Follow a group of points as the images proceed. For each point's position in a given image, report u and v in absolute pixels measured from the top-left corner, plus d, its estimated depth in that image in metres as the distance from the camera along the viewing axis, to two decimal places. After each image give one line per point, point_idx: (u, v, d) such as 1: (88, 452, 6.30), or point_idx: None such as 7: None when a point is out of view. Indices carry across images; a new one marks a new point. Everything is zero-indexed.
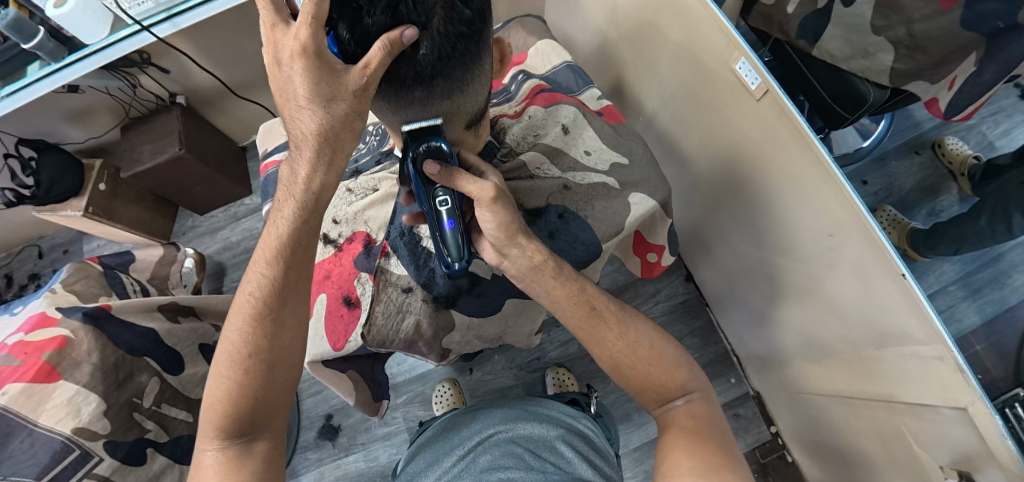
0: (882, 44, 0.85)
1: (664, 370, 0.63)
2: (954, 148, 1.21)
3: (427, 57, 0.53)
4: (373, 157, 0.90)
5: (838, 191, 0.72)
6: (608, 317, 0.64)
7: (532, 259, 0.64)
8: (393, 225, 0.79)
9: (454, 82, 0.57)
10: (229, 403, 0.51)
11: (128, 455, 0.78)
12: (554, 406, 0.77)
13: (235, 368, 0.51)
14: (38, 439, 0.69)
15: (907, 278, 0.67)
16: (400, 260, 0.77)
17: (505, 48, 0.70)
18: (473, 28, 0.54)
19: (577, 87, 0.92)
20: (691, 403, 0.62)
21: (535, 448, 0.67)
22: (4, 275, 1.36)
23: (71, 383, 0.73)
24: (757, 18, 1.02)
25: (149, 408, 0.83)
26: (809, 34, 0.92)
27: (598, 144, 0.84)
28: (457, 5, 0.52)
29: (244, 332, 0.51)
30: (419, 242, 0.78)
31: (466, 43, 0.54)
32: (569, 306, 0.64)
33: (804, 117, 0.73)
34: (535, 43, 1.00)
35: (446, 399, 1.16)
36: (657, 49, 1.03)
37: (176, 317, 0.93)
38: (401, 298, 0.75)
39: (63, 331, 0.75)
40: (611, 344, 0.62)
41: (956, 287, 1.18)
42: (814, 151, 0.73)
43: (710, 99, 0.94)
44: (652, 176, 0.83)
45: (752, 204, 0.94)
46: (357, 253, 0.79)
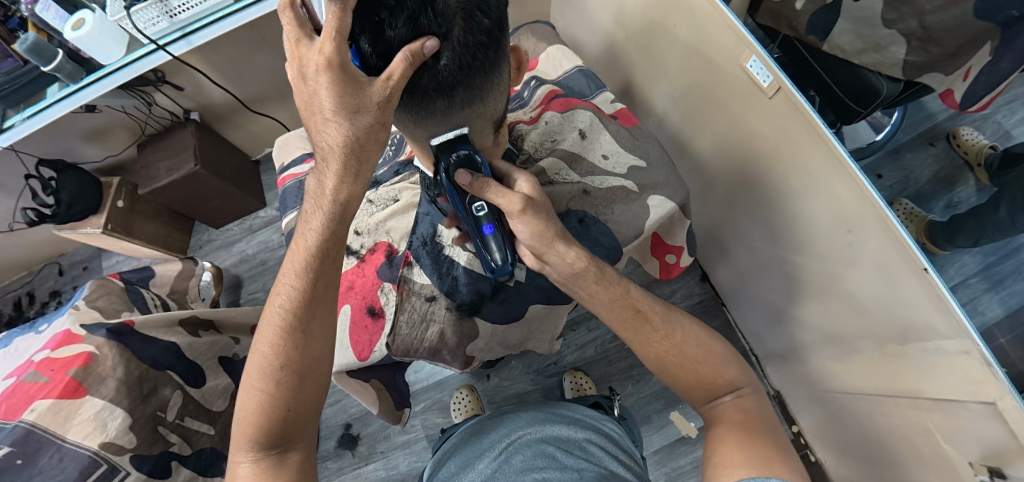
0: (893, 37, 0.84)
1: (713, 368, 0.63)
2: (970, 138, 1.20)
3: (447, 67, 0.53)
4: (391, 168, 0.91)
5: (855, 186, 0.72)
6: (651, 317, 0.64)
7: (572, 265, 0.64)
8: (415, 234, 0.79)
9: (474, 91, 0.58)
10: (262, 415, 0.51)
11: (155, 468, 0.78)
12: (578, 409, 0.77)
13: (266, 380, 0.51)
14: (67, 454, 0.70)
15: (929, 272, 0.66)
16: (423, 269, 0.77)
17: (521, 55, 0.70)
18: (492, 37, 0.54)
19: (591, 91, 0.92)
20: (740, 397, 0.62)
21: (566, 448, 0.66)
22: (25, 293, 1.38)
23: (97, 398, 0.75)
24: (765, 15, 1.02)
25: (172, 421, 0.83)
26: (819, 30, 0.92)
27: (615, 148, 0.84)
28: (477, 15, 0.52)
29: (274, 345, 0.52)
30: (442, 251, 0.78)
31: (485, 52, 0.55)
32: (614, 309, 0.64)
33: (820, 112, 0.73)
34: (545, 49, 1.00)
35: (464, 406, 1.16)
36: (666, 50, 1.03)
37: (197, 331, 0.94)
38: (424, 307, 0.76)
39: (87, 348, 0.77)
40: (656, 343, 0.63)
41: (977, 279, 1.16)
42: (830, 147, 0.73)
43: (721, 97, 0.94)
44: (670, 178, 0.83)
45: (767, 202, 0.94)
46: (380, 264, 0.80)
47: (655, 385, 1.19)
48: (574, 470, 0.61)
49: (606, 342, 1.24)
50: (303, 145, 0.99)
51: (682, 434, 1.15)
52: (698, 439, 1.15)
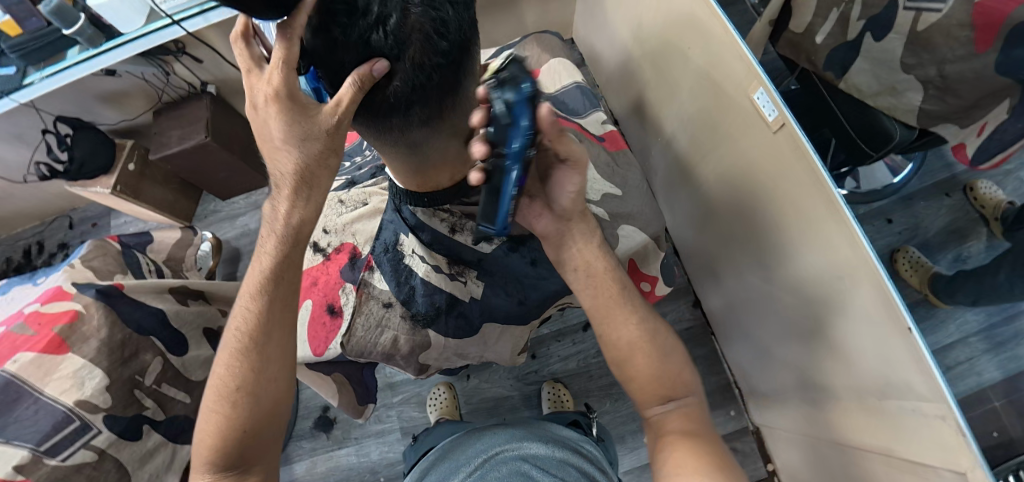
0: (911, 82, 0.81)
1: (665, 368, 0.63)
2: (987, 192, 1.16)
3: (401, 89, 0.51)
4: (369, 169, 0.91)
5: (849, 235, 0.70)
6: (627, 308, 0.66)
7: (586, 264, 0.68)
8: (378, 240, 0.81)
9: (433, 111, 0.55)
10: (219, 437, 0.53)
11: (126, 429, 0.80)
12: (558, 430, 0.78)
13: (224, 402, 0.53)
14: (43, 407, 0.72)
15: (912, 333, 0.64)
16: (383, 275, 0.79)
17: (497, 72, 0.67)
18: (451, 58, 0.51)
19: (583, 110, 0.91)
20: (687, 407, 0.61)
21: (543, 466, 0.67)
22: (36, 243, 1.43)
23: (78, 356, 0.77)
24: (786, 46, 1.00)
25: (150, 386, 0.85)
26: (838, 67, 0.90)
27: (592, 173, 0.83)
28: (433, 37, 0.49)
29: (231, 366, 0.54)
30: (401, 260, 0.79)
31: (444, 74, 0.52)
32: (596, 294, 0.66)
33: (819, 154, 0.72)
34: (547, 60, 0.98)
35: (440, 403, 1.17)
36: (679, 71, 1.02)
37: (186, 300, 0.97)
38: (380, 312, 0.77)
39: (75, 306, 0.79)
40: (626, 331, 0.64)
41: (978, 339, 1.12)
42: (824, 189, 0.72)
43: (725, 125, 0.93)
44: (644, 209, 0.85)
45: (761, 237, 0.93)
46: (342, 264, 0.82)
47: (633, 406, 1.19)
48: None
49: (590, 356, 1.24)
50: None
51: None
52: None
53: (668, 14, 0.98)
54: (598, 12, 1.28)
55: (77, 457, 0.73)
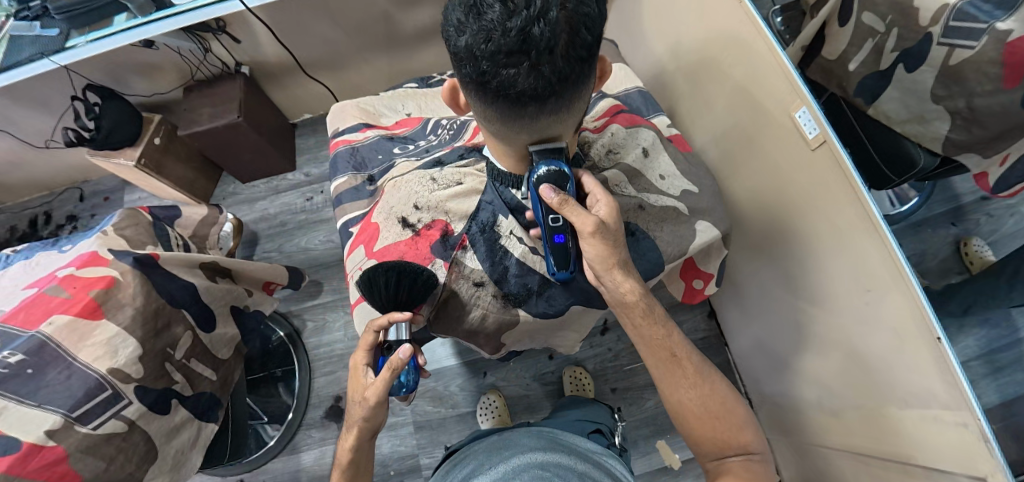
0: (939, 112, 0.86)
1: (727, 427, 0.66)
2: (978, 250, 1.22)
3: (549, 77, 0.55)
4: (455, 151, 0.91)
5: (882, 246, 0.74)
6: (686, 365, 0.70)
7: (624, 296, 0.72)
8: (475, 219, 0.81)
9: (565, 99, 0.59)
10: None
11: (156, 402, 0.77)
12: (583, 447, 0.78)
13: None
14: (76, 372, 0.70)
15: (941, 342, 0.68)
16: (476, 254, 0.80)
17: (605, 65, 0.69)
18: (590, 52, 0.56)
19: (649, 112, 0.96)
20: (748, 461, 0.64)
21: (563, 475, 0.67)
22: (43, 212, 1.39)
23: (113, 323, 0.75)
24: (817, 71, 1.06)
25: (179, 360, 0.83)
26: (868, 94, 0.95)
27: (673, 169, 0.87)
28: (583, 32, 0.54)
29: None
30: (497, 241, 0.80)
31: (582, 66, 0.57)
32: (652, 349, 0.71)
33: (856, 168, 0.76)
34: (610, 66, 1.06)
35: (492, 412, 1.18)
36: (715, 86, 1.07)
37: (215, 277, 0.96)
38: (471, 290, 0.79)
39: (112, 272, 0.78)
40: (684, 391, 0.68)
41: (978, 363, 1.18)
42: (862, 202, 0.76)
43: (759, 139, 0.97)
44: (716, 207, 0.87)
45: (786, 249, 0.97)
46: (433, 240, 0.81)
47: (647, 411, 1.21)
48: None
49: (607, 360, 1.26)
50: (359, 114, 1.04)
51: (666, 464, 1.16)
52: (682, 471, 1.16)
53: (710, 30, 1.02)
54: (633, 25, 1.33)
55: (108, 425, 0.71)
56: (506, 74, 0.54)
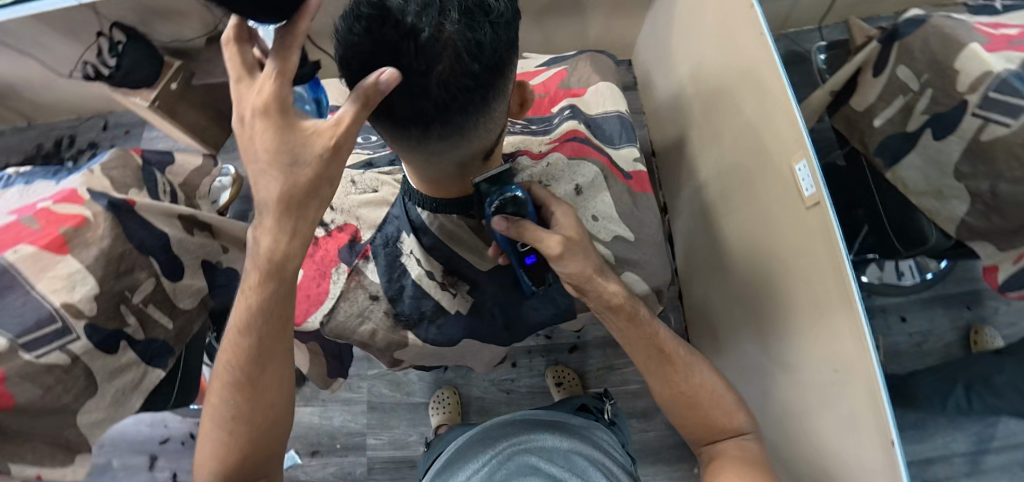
0: (959, 191, 0.78)
1: (721, 412, 0.68)
2: (989, 337, 1.12)
3: (423, 101, 0.50)
4: (388, 154, 0.90)
5: (854, 326, 0.68)
6: (675, 360, 0.68)
7: (611, 299, 0.66)
8: (381, 232, 0.80)
9: (453, 127, 0.54)
10: (218, 449, 0.60)
11: (105, 342, 0.79)
12: (569, 423, 0.83)
13: (225, 426, 0.60)
14: (31, 301, 0.73)
15: (894, 446, 0.61)
16: (376, 267, 0.79)
17: (526, 93, 0.64)
18: (479, 83, 0.50)
19: (618, 141, 0.83)
20: (743, 441, 0.67)
21: (549, 458, 0.72)
22: (68, 136, 1.47)
23: (76, 260, 0.77)
24: (841, 121, 0.97)
25: (136, 304, 0.85)
26: (888, 155, 0.86)
27: (609, 212, 0.78)
28: (466, 59, 0.48)
29: (226, 395, 0.59)
30: (398, 257, 0.79)
31: (470, 96, 0.51)
32: (639, 346, 0.68)
33: (843, 236, 0.69)
34: (596, 80, 0.89)
35: (443, 408, 1.20)
36: (727, 119, 1.00)
37: (192, 229, 0.98)
38: (365, 303, 0.77)
39: (85, 212, 0.81)
40: (676, 383, 0.67)
41: (960, 460, 1.09)
42: (841, 275, 0.69)
43: (759, 185, 0.90)
44: (653, 259, 0.80)
45: (766, 307, 0.91)
46: (342, 244, 0.81)
47: None
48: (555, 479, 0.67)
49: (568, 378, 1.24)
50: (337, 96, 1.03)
51: None
52: None
53: (729, 61, 0.95)
54: (664, 41, 1.26)
55: (51, 357, 0.73)
56: (382, 91, 0.51)
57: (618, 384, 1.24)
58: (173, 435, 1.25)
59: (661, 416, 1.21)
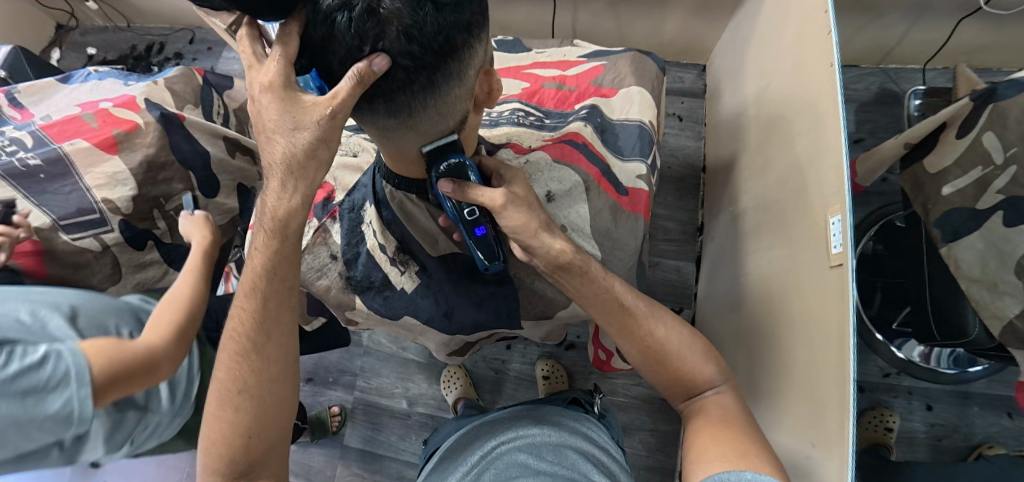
0: (1016, 287, 0.70)
1: (691, 366, 0.66)
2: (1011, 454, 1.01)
3: None
4: None
5: (842, 405, 0.62)
6: (636, 313, 0.66)
7: (560, 256, 0.63)
8: (351, 196, 0.77)
9: (398, 108, 0.51)
10: (225, 435, 0.56)
11: (135, 238, 0.88)
12: (553, 409, 0.79)
13: (228, 405, 0.56)
14: (76, 190, 0.82)
15: None
16: (339, 229, 0.76)
17: (492, 83, 0.58)
18: (419, 63, 0.47)
19: (626, 153, 0.76)
20: (720, 395, 0.65)
21: (540, 454, 0.68)
22: (159, 43, 1.59)
23: (122, 162, 0.85)
24: (908, 178, 0.87)
25: (169, 210, 0.92)
26: (947, 229, 0.77)
27: (583, 226, 0.71)
28: (404, 39, 0.46)
29: (229, 370, 0.57)
30: (360, 224, 0.75)
31: (411, 76, 0.48)
32: (598, 302, 0.65)
33: (856, 309, 0.62)
34: (629, 84, 0.82)
35: (455, 386, 1.21)
36: (779, 151, 0.92)
37: (235, 153, 1.04)
38: (325, 260, 0.75)
39: (137, 119, 0.88)
40: (640, 336, 0.65)
41: None
42: (844, 350, 0.62)
43: (794, 231, 0.82)
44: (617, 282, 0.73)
45: (770, 357, 0.84)
46: (317, 200, 0.79)
47: None
48: (545, 475, 0.64)
49: None
50: None
51: None
52: None
53: (795, 88, 0.87)
54: (741, 52, 1.16)
55: (84, 242, 0.82)
56: (327, 60, 0.50)
57: (605, 393, 1.22)
58: None
59: (640, 435, 1.19)
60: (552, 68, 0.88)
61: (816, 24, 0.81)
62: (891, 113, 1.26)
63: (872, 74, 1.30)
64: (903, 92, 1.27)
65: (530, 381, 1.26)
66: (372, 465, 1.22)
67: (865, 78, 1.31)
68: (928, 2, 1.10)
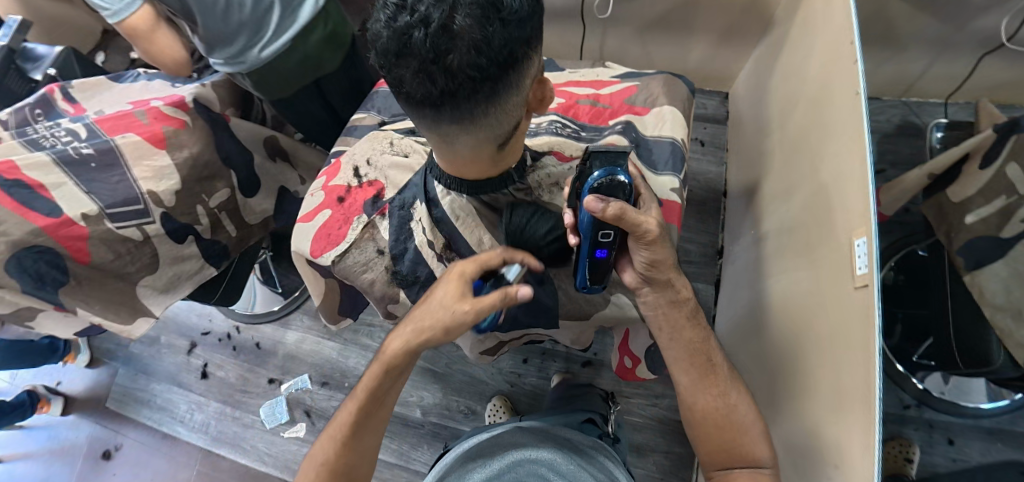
0: None
1: (751, 436, 0.68)
2: None
3: (428, 85, 0.47)
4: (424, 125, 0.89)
5: (868, 423, 0.62)
6: (717, 374, 0.70)
7: (663, 273, 0.65)
8: (401, 194, 0.78)
9: (462, 118, 0.50)
10: (330, 460, 0.66)
11: (175, 232, 0.91)
12: (576, 432, 0.78)
13: (340, 439, 0.66)
14: (123, 182, 0.85)
15: None
16: (388, 225, 0.77)
17: (543, 92, 0.57)
18: (484, 74, 0.46)
19: (659, 167, 0.78)
20: (759, 474, 0.66)
21: (560, 474, 0.69)
22: None
23: (169, 158, 0.89)
24: (931, 207, 0.89)
25: (212, 208, 0.95)
26: (970, 257, 0.77)
27: None
28: (473, 52, 0.45)
29: (351, 410, 0.67)
30: (409, 222, 0.76)
31: (475, 88, 0.47)
32: (685, 362, 0.69)
33: (882, 328, 0.62)
34: (661, 105, 0.85)
35: (498, 414, 1.21)
36: (802, 176, 0.94)
37: (273, 156, 1.08)
38: (371, 255, 0.77)
39: (184, 117, 0.92)
40: (710, 395, 0.69)
41: None
42: (869, 371, 0.63)
43: (819, 253, 0.83)
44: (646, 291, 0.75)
45: (795, 382, 0.84)
46: (367, 197, 0.80)
47: None
48: None
49: None
50: None
51: None
52: None
53: (818, 115, 0.89)
54: (766, 80, 1.19)
55: (128, 230, 0.85)
56: (395, 74, 0.49)
57: (621, 411, 1.22)
58: (213, 331, 1.41)
59: (654, 457, 1.18)
60: (586, 86, 0.91)
61: (841, 54, 0.84)
62: (913, 145, 1.28)
63: (895, 106, 1.33)
64: (926, 125, 1.29)
65: (546, 395, 1.26)
66: (382, 473, 1.22)
67: (888, 109, 1.33)
68: (951, 38, 1.13)
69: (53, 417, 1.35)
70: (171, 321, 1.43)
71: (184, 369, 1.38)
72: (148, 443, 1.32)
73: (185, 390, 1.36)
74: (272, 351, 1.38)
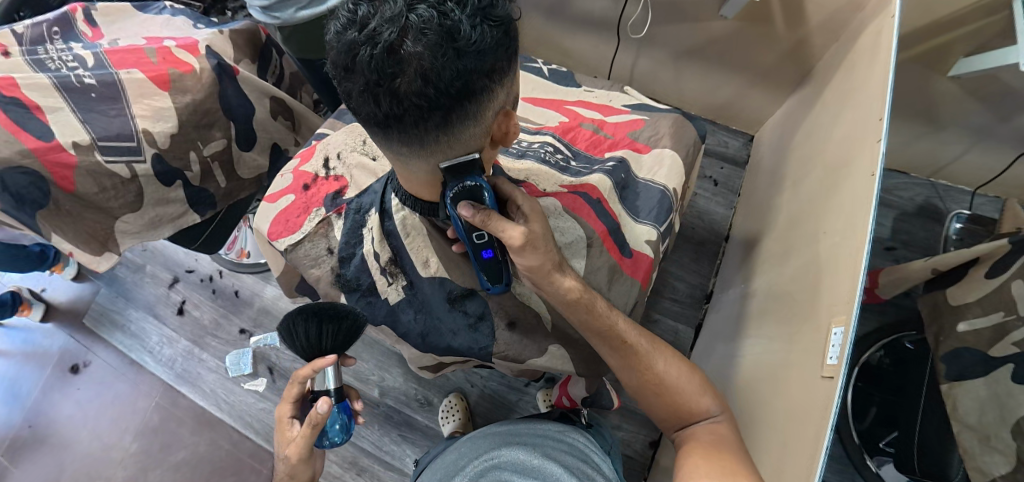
0: None
1: (693, 397, 0.68)
2: None
3: (377, 106, 0.48)
4: None
5: (808, 463, 0.60)
6: (639, 351, 0.68)
7: (568, 294, 0.65)
8: (360, 198, 0.78)
9: (412, 139, 0.51)
10: None
11: (165, 174, 0.90)
12: (541, 426, 0.78)
13: None
14: (120, 117, 0.85)
15: None
16: (341, 225, 0.77)
17: (505, 126, 0.57)
18: (431, 104, 0.46)
19: (640, 215, 0.77)
20: (714, 424, 0.65)
21: (523, 469, 0.69)
22: None
23: (171, 100, 0.88)
24: (927, 302, 0.86)
25: (204, 156, 0.95)
26: (952, 368, 0.76)
27: None
28: (421, 82, 0.45)
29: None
30: (361, 227, 0.77)
31: (421, 115, 0.48)
32: (601, 337, 0.68)
33: (839, 405, 0.60)
34: (664, 146, 0.83)
35: (451, 414, 1.20)
36: (800, 244, 0.90)
37: (277, 115, 1.08)
38: (321, 253, 0.77)
39: (194, 64, 0.92)
40: (647, 373, 0.68)
41: None
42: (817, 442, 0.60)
43: (797, 323, 0.80)
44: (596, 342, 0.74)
45: (756, 413, 0.82)
46: (330, 191, 0.80)
47: None
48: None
49: (531, 406, 1.25)
50: None
51: None
52: None
53: (831, 184, 0.85)
54: (790, 132, 1.15)
55: (117, 166, 0.84)
56: (344, 86, 0.49)
57: None
58: (196, 270, 1.44)
59: None
60: (594, 110, 0.91)
61: (865, 127, 0.79)
62: (928, 228, 1.23)
63: (920, 185, 1.27)
64: (947, 211, 1.23)
65: (503, 403, 1.26)
66: None
67: (912, 187, 1.27)
68: (994, 127, 1.07)
69: (31, 322, 1.38)
70: (159, 253, 1.46)
71: (162, 302, 1.40)
72: (115, 365, 1.34)
73: (159, 323, 1.38)
74: (248, 302, 1.40)
